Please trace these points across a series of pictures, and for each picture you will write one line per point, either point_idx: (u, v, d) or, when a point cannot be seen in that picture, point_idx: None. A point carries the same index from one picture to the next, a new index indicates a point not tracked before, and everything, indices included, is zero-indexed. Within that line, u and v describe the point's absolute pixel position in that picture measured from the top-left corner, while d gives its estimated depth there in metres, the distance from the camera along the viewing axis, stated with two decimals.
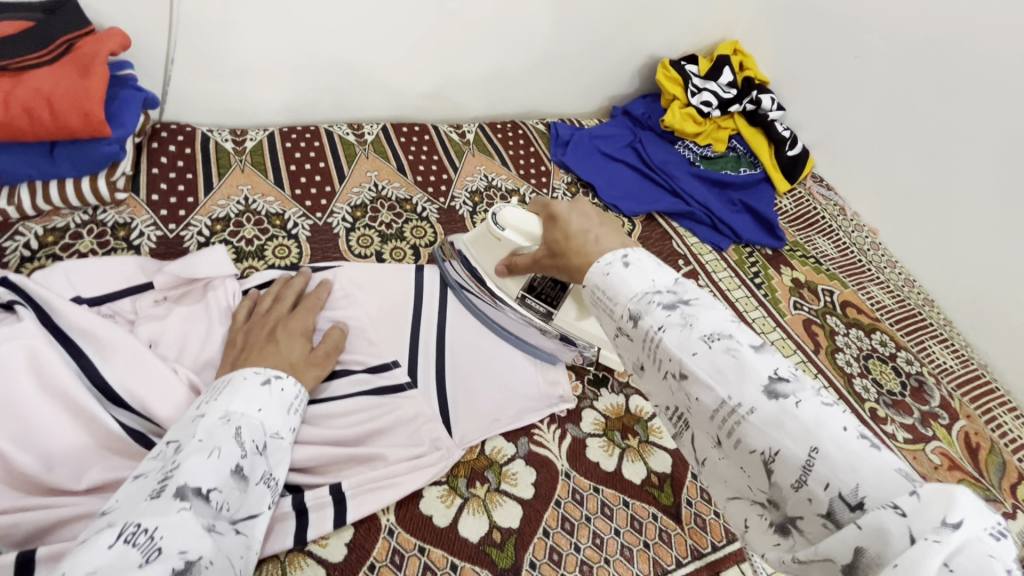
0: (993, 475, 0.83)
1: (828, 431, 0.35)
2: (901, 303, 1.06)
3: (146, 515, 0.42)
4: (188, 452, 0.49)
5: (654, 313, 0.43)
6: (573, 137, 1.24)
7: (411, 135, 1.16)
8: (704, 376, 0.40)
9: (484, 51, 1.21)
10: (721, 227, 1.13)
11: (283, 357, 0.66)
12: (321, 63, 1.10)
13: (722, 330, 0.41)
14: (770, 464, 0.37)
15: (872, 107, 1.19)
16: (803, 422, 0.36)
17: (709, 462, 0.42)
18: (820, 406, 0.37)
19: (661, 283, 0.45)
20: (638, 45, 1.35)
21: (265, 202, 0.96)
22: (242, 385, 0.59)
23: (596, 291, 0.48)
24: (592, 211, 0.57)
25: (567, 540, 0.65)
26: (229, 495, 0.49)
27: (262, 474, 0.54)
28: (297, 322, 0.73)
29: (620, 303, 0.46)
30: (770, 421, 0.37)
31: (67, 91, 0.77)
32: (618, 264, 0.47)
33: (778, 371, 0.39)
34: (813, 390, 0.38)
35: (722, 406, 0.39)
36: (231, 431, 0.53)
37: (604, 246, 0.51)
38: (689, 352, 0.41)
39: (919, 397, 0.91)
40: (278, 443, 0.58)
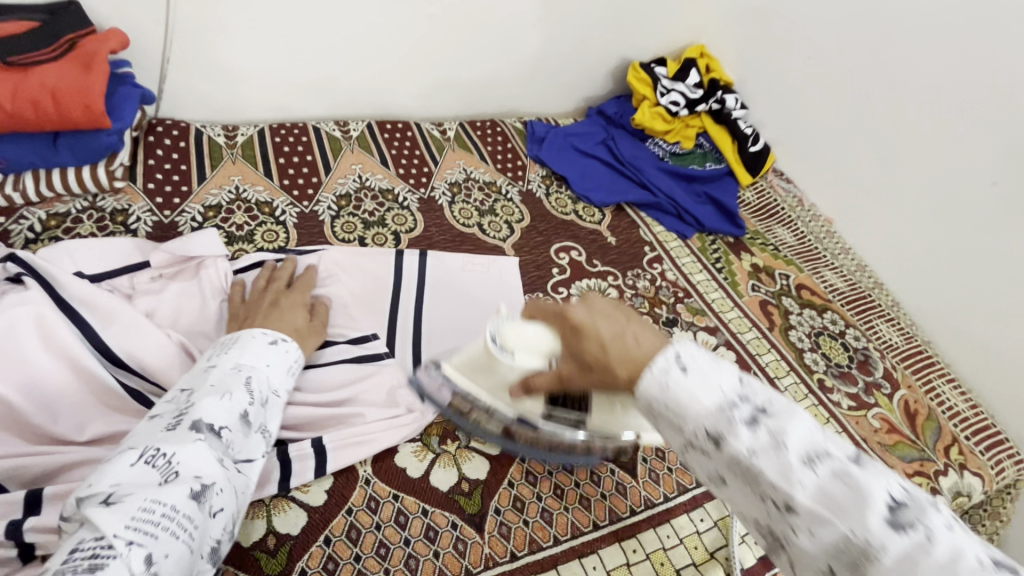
0: (929, 438, 0.90)
1: (965, 567, 0.35)
2: (852, 286, 1.14)
3: (166, 442, 0.51)
4: (203, 392, 0.57)
5: (741, 435, 0.42)
6: (548, 134, 1.32)
7: (394, 132, 1.23)
8: (814, 508, 0.39)
9: (464, 53, 1.29)
10: (685, 216, 1.21)
11: (288, 324, 0.73)
12: (310, 63, 1.17)
13: (818, 449, 0.41)
14: None
15: (826, 105, 1.28)
16: (939, 558, 0.35)
17: None
18: (948, 531, 0.37)
19: (730, 391, 0.45)
20: (611, 49, 1.44)
21: (255, 191, 1.02)
22: (250, 342, 0.66)
23: (655, 403, 0.47)
24: (614, 310, 0.54)
25: (530, 490, 0.71)
26: (236, 435, 0.57)
27: (264, 423, 0.61)
28: (297, 293, 0.79)
29: (690, 420, 0.45)
30: (904, 561, 0.36)
31: (70, 85, 0.84)
32: (675, 369, 0.46)
33: (893, 493, 0.38)
34: (932, 511, 0.38)
35: (843, 541, 0.38)
36: (242, 379, 0.61)
37: (647, 349, 0.48)
38: (794, 480, 0.40)
39: (864, 369, 0.98)
40: (278, 399, 0.65)
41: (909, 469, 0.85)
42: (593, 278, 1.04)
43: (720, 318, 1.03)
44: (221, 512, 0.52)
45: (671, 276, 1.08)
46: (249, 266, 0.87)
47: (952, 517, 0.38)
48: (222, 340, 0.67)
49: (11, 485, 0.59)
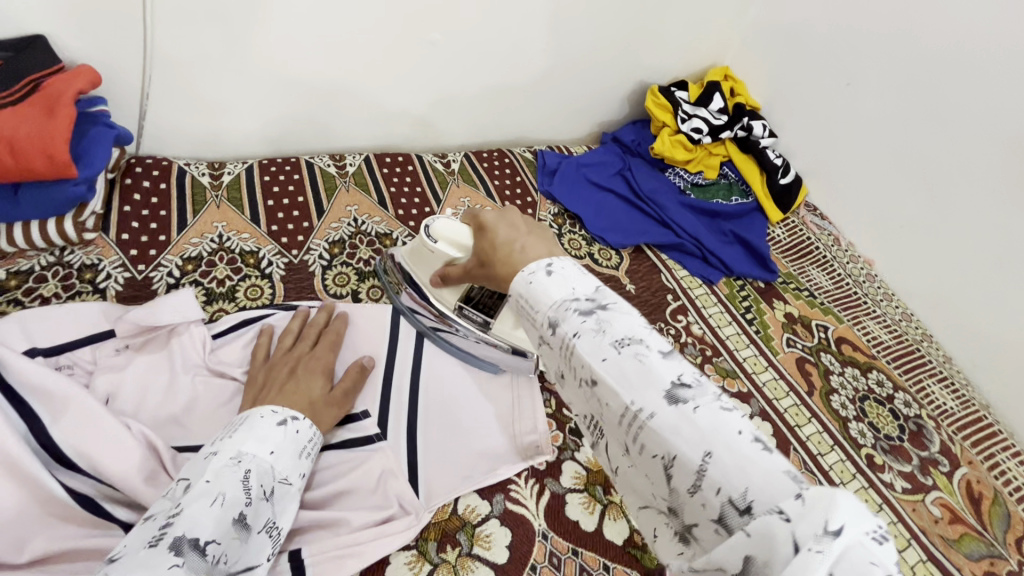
0: (996, 529, 0.79)
1: (724, 438, 0.36)
2: (898, 338, 1.03)
3: (136, 570, 0.41)
4: (193, 495, 0.49)
5: (571, 320, 0.44)
6: (560, 166, 1.22)
7: (394, 166, 1.14)
8: (611, 383, 0.41)
9: (469, 80, 1.19)
10: (711, 259, 1.10)
11: (303, 395, 0.66)
12: (302, 94, 1.08)
13: (633, 335, 0.42)
14: (669, 469, 0.38)
15: (864, 135, 1.17)
16: (701, 426, 0.37)
17: (622, 470, 0.45)
18: (718, 410, 0.38)
19: (580, 292, 0.46)
20: (627, 72, 1.34)
21: (239, 239, 0.94)
22: (257, 423, 0.59)
23: (521, 300, 0.49)
24: (521, 223, 0.58)
25: None
26: (228, 546, 0.48)
27: (267, 521, 0.53)
28: (320, 358, 0.73)
29: (541, 311, 0.47)
30: (669, 427, 0.38)
31: (30, 134, 0.75)
32: (542, 273, 0.48)
33: (682, 376, 0.40)
34: (712, 395, 0.39)
35: (628, 411, 0.40)
36: (240, 474, 0.52)
37: (524, 256, 0.52)
38: (599, 357, 0.42)
39: (918, 442, 0.87)
40: (286, 488, 0.57)
41: (978, 571, 0.74)
42: None
43: (753, 380, 0.92)
44: None
45: (697, 330, 0.98)
46: (231, 327, 0.79)
47: (737, 405, 0.39)
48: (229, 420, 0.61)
49: None
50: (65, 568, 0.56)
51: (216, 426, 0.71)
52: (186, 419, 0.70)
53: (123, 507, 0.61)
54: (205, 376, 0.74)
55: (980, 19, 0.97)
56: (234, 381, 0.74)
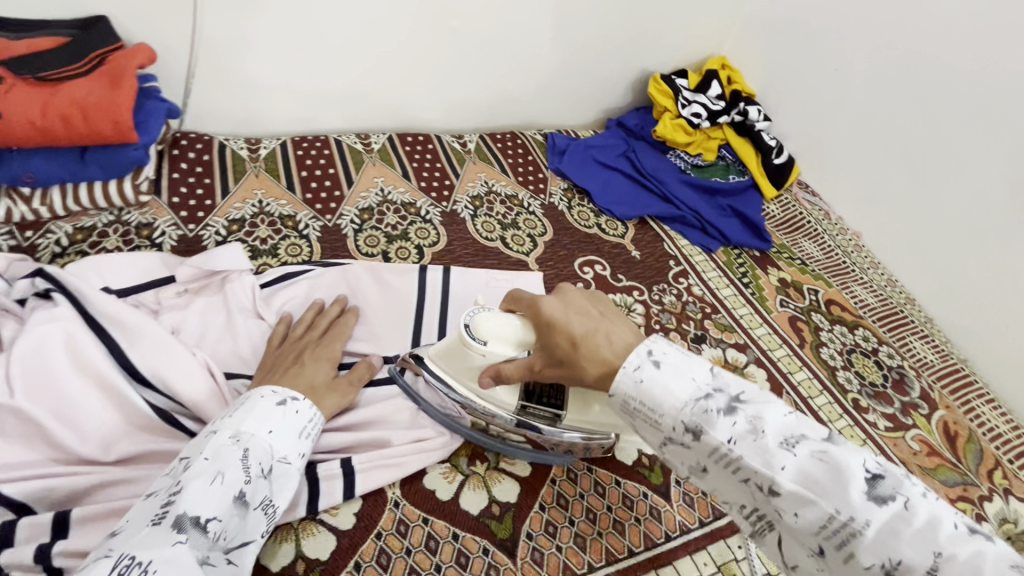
0: (970, 461, 0.87)
1: (944, 535, 0.41)
2: (883, 302, 1.11)
3: (141, 547, 0.46)
4: (193, 473, 0.53)
5: (719, 422, 0.49)
6: (569, 147, 1.31)
7: (415, 144, 1.22)
8: (798, 488, 0.46)
9: (485, 65, 1.28)
10: (710, 230, 1.19)
11: (304, 379, 0.69)
12: (333, 77, 1.17)
13: (794, 433, 0.48)
14: (891, 570, 0.42)
15: (851, 116, 1.26)
16: (918, 525, 0.42)
17: (806, 564, 0.48)
18: (918, 496, 0.44)
19: (704, 384, 0.52)
20: (631, 61, 1.43)
21: (278, 205, 1.02)
22: (257, 403, 0.63)
23: (636, 402, 0.53)
24: (590, 307, 0.62)
25: (562, 514, 0.69)
26: (228, 523, 0.53)
27: (264, 498, 0.57)
28: (326, 348, 0.75)
29: (669, 416, 0.51)
30: (886, 530, 0.43)
31: (99, 99, 0.84)
32: (649, 364, 0.53)
33: (869, 467, 0.46)
34: (906, 482, 0.45)
35: (830, 519, 0.44)
36: (238, 454, 0.57)
37: (615, 346, 0.56)
38: (779, 467, 0.47)
39: (900, 389, 0.96)
40: (285, 467, 0.60)
41: (953, 494, 0.82)
42: (618, 293, 1.02)
43: (749, 334, 1.00)
44: None
45: (697, 291, 1.06)
46: (275, 279, 0.87)
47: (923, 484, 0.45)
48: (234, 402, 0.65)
49: (39, 506, 0.58)
50: (146, 465, 0.63)
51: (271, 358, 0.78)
52: (242, 351, 0.78)
53: (191, 419, 0.68)
54: (255, 317, 0.82)
55: (956, 8, 1.07)
56: (265, 323, 0.81)
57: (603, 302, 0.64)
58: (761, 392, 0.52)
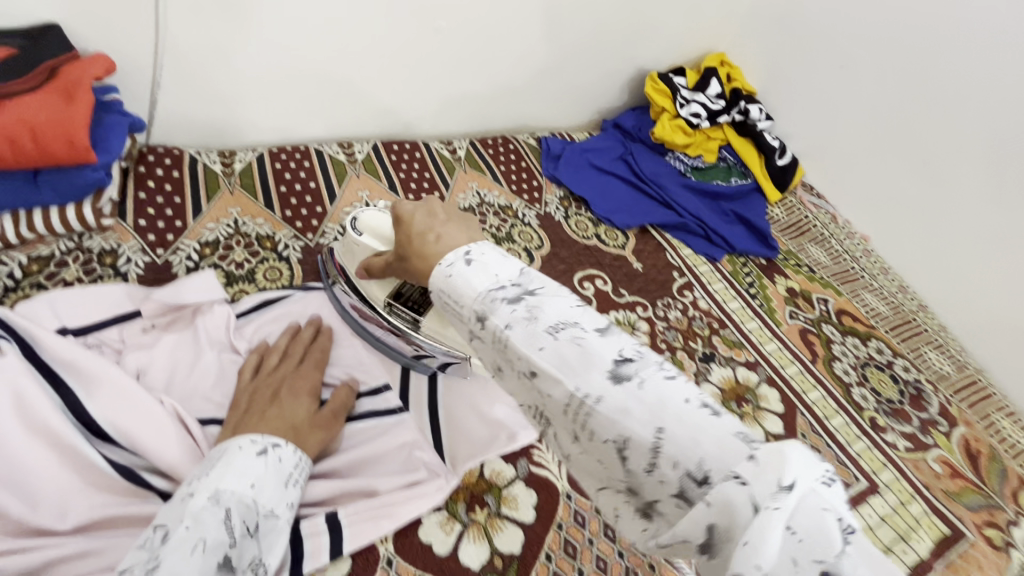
0: (995, 483, 0.83)
1: (672, 408, 0.36)
2: (896, 310, 1.07)
3: None
4: (171, 545, 0.47)
5: (500, 311, 0.42)
6: (564, 151, 1.25)
7: (402, 153, 1.16)
8: (550, 371, 0.40)
9: (473, 66, 1.21)
10: (714, 238, 1.14)
11: (286, 419, 0.63)
12: (312, 82, 1.10)
13: (566, 319, 0.41)
14: (623, 451, 0.38)
15: (857, 115, 1.20)
16: (648, 403, 0.37)
17: (574, 456, 0.43)
18: (663, 380, 0.38)
19: (504, 278, 0.44)
20: (627, 59, 1.36)
21: (255, 224, 0.95)
22: (236, 457, 0.55)
23: (443, 296, 0.46)
24: (441, 208, 0.53)
25: (570, 564, 0.64)
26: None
27: (253, 559, 0.52)
28: (303, 380, 0.69)
29: (466, 305, 0.44)
30: (618, 409, 0.38)
31: (50, 118, 0.76)
32: (461, 262, 0.45)
33: (623, 351, 0.40)
34: (654, 366, 0.39)
35: (575, 401, 0.39)
36: (219, 516, 0.50)
37: (443, 245, 0.48)
38: (536, 347, 0.40)
39: (918, 405, 0.91)
40: (272, 522, 0.55)
41: (979, 520, 0.78)
42: (621, 310, 0.96)
43: (759, 350, 0.95)
44: None
45: (703, 305, 1.01)
46: (252, 308, 0.80)
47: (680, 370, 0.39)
48: (206, 457, 0.57)
49: None
50: (112, 534, 0.57)
51: None
52: (215, 393, 0.71)
53: (159, 476, 0.62)
54: (229, 351, 0.76)
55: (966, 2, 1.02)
56: (237, 355, 0.75)
57: None
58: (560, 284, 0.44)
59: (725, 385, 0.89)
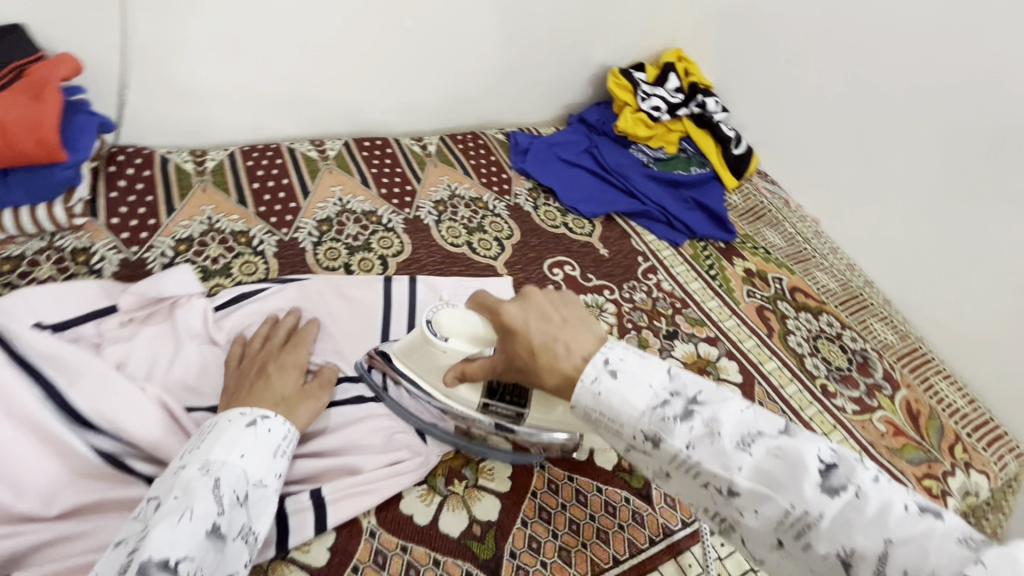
0: (933, 438, 0.91)
1: (894, 517, 0.41)
2: (844, 286, 1.14)
3: None
4: (161, 514, 0.48)
5: (678, 430, 0.48)
6: (532, 145, 1.29)
7: (373, 149, 1.18)
8: (753, 485, 0.45)
9: (441, 64, 1.24)
10: (676, 224, 1.20)
11: (274, 393, 0.66)
12: (282, 81, 1.12)
13: (751, 430, 0.47)
14: (846, 560, 0.41)
15: (805, 105, 1.28)
16: (871, 513, 0.41)
17: (773, 561, 0.47)
18: (872, 482, 0.43)
19: (661, 390, 0.50)
20: (589, 55, 1.41)
21: (229, 221, 0.97)
22: (226, 429, 0.58)
23: (594, 412, 0.51)
24: (552, 310, 0.56)
25: (545, 528, 0.68)
26: (202, 560, 0.48)
27: (242, 527, 0.53)
28: (289, 357, 0.72)
29: (626, 424, 0.49)
30: (839, 520, 0.42)
31: (20, 117, 0.77)
32: (605, 374, 0.50)
33: (823, 456, 0.44)
34: (859, 467, 0.44)
35: (785, 513, 0.44)
36: (209, 485, 0.52)
37: (575, 357, 0.52)
38: (735, 466, 0.45)
39: (864, 370, 0.98)
40: (260, 491, 0.56)
41: (919, 473, 0.85)
42: (588, 293, 1.01)
43: (719, 327, 1.01)
44: None
45: (667, 286, 1.06)
46: (229, 300, 0.82)
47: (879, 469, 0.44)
48: (200, 428, 0.60)
49: None
50: (98, 517, 0.59)
51: None
52: (196, 382, 0.73)
53: (144, 461, 0.63)
54: (208, 341, 0.77)
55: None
56: (219, 346, 0.77)
57: (570, 301, 0.58)
58: (718, 390, 0.50)
59: (688, 359, 0.94)
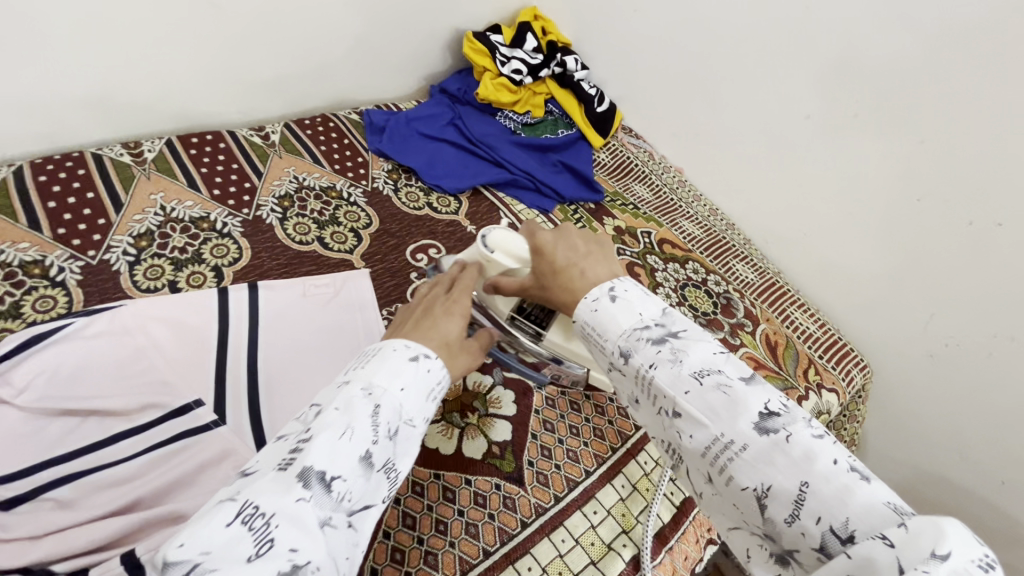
0: (790, 366, 0.98)
1: (818, 465, 0.42)
2: (709, 232, 1.19)
3: (265, 495, 0.40)
4: (323, 424, 0.45)
5: (645, 350, 0.52)
6: (387, 123, 1.20)
7: (203, 145, 1.05)
8: (697, 414, 0.48)
9: (270, 41, 1.10)
10: (544, 189, 1.17)
11: (440, 333, 0.57)
12: (79, 84, 0.95)
13: (711, 366, 0.49)
14: (763, 498, 0.44)
15: (658, 58, 1.28)
16: (795, 457, 0.43)
17: (707, 495, 0.49)
18: (810, 438, 0.44)
19: (648, 317, 0.54)
20: (441, 19, 1.31)
21: (16, 250, 0.82)
22: (390, 355, 0.52)
23: (586, 326, 0.57)
24: (580, 244, 0.64)
25: (410, 535, 0.65)
26: (353, 484, 0.44)
27: (387, 461, 0.47)
28: (461, 301, 0.63)
29: (609, 339, 0.54)
30: (764, 457, 0.44)
31: None
32: (606, 298, 0.56)
33: (770, 404, 0.46)
34: (801, 421, 0.45)
35: (714, 440, 0.47)
36: (369, 408, 0.47)
37: (589, 280, 0.59)
38: (682, 391, 0.49)
39: (728, 312, 1.03)
40: (411, 431, 0.50)
41: None
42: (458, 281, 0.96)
43: None
44: None
45: None
46: (14, 350, 0.68)
47: (825, 432, 0.45)
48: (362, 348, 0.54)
49: None
50: None
51: (21, 451, 0.63)
52: None
53: None
54: None
55: None
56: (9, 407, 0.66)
57: (601, 242, 0.65)
58: (700, 332, 0.52)
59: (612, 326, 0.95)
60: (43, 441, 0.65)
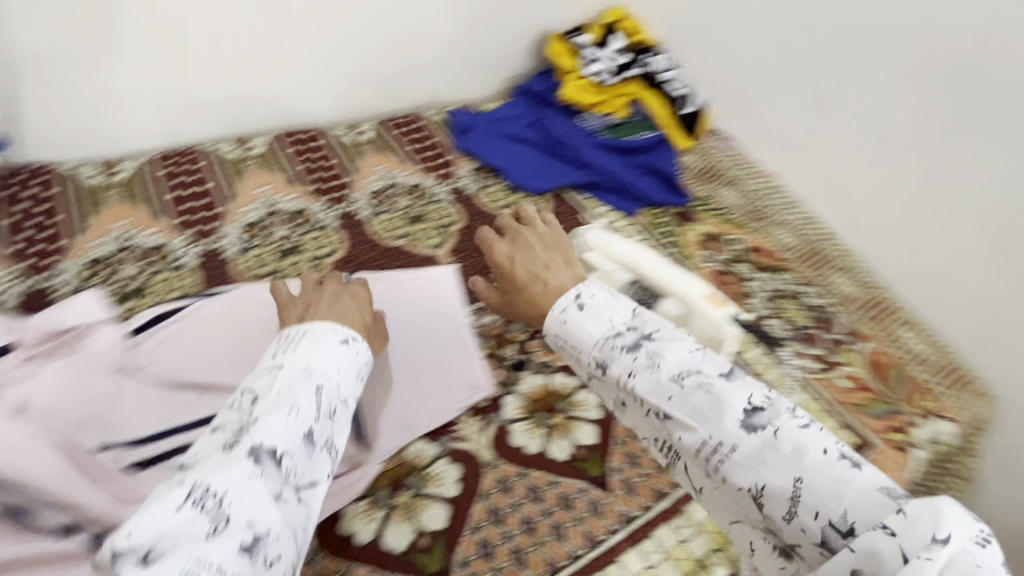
0: (894, 387, 0.91)
1: (811, 459, 0.40)
2: (806, 241, 1.13)
3: (214, 475, 0.41)
4: (267, 406, 0.47)
5: (622, 359, 0.47)
6: (473, 123, 1.22)
7: (300, 144, 1.10)
8: (685, 419, 0.44)
9: (367, 43, 1.15)
10: (629, 191, 1.15)
11: (352, 319, 0.62)
12: (202, 85, 1.05)
13: (689, 367, 0.45)
14: (759, 498, 0.41)
15: (753, 58, 1.24)
16: (786, 452, 0.41)
17: (708, 491, 0.45)
18: (797, 429, 0.42)
19: (619, 323, 0.49)
20: (531, 20, 1.31)
21: (145, 236, 0.91)
22: (321, 338, 0.55)
23: (557, 338, 0.52)
24: (540, 254, 0.60)
25: (496, 531, 0.65)
26: (299, 459, 0.46)
27: (328, 440, 0.50)
28: (357, 291, 0.69)
29: (585, 350, 0.50)
30: (753, 456, 0.42)
31: None
32: (574, 308, 0.51)
33: (752, 401, 0.43)
34: (785, 412, 0.42)
35: (702, 442, 0.44)
36: (309, 387, 0.50)
37: (552, 292, 0.55)
38: (665, 397, 0.45)
39: (825, 327, 0.97)
40: (345, 410, 0.54)
41: (883, 427, 0.85)
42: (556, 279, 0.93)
43: None
44: (280, 561, 0.41)
45: None
46: (148, 322, 0.77)
47: (810, 419, 0.42)
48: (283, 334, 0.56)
49: None
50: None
51: (150, 418, 0.70)
52: (113, 417, 0.68)
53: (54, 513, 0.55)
54: (126, 371, 0.72)
55: None
56: (142, 377, 0.73)
57: (562, 246, 0.62)
58: (674, 331, 0.48)
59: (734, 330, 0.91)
60: (169, 410, 0.71)
